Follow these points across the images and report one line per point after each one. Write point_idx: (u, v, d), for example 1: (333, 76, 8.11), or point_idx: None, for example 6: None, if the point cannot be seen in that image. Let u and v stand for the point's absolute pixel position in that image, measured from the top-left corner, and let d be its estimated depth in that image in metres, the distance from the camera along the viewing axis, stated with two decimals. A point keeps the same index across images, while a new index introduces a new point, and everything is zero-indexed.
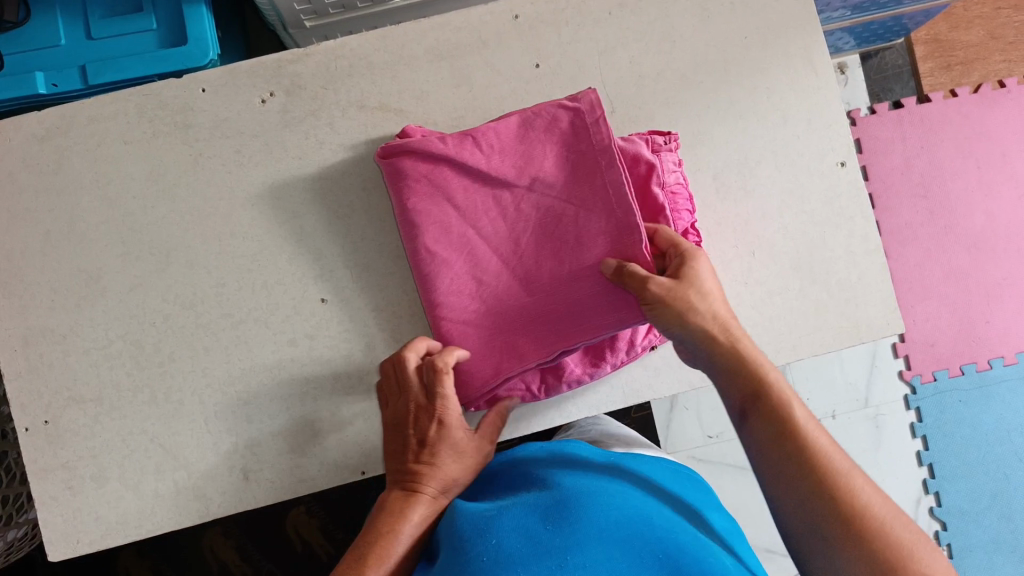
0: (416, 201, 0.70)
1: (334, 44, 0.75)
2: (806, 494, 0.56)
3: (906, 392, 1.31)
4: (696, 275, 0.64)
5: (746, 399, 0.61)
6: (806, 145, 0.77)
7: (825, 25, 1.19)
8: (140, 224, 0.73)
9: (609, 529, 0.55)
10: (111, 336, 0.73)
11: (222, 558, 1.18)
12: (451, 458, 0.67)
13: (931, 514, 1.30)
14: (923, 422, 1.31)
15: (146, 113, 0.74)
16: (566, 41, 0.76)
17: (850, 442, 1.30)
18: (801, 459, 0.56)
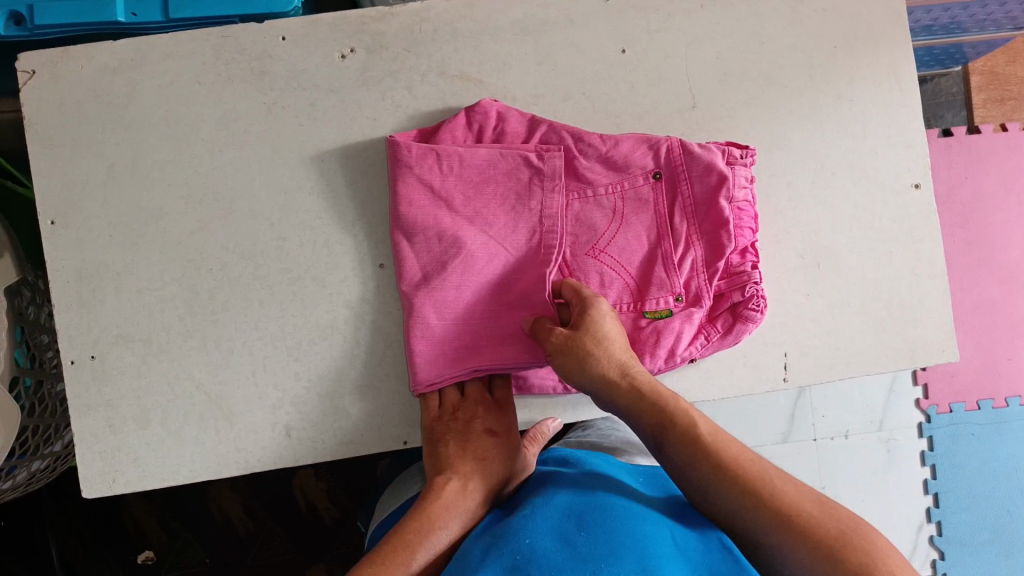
0: (431, 178, 0.71)
1: (419, 7, 0.73)
2: (708, 483, 0.56)
3: (920, 419, 1.30)
4: (595, 319, 0.66)
5: (659, 426, 0.60)
6: (884, 161, 0.76)
7: None
8: (205, 168, 0.72)
9: (651, 539, 0.54)
10: (166, 278, 0.72)
11: (226, 511, 1.17)
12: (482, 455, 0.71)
13: (930, 542, 1.30)
14: (934, 451, 1.30)
15: (223, 56, 0.72)
16: (655, 29, 0.75)
17: (857, 464, 1.28)
18: (693, 454, 0.57)
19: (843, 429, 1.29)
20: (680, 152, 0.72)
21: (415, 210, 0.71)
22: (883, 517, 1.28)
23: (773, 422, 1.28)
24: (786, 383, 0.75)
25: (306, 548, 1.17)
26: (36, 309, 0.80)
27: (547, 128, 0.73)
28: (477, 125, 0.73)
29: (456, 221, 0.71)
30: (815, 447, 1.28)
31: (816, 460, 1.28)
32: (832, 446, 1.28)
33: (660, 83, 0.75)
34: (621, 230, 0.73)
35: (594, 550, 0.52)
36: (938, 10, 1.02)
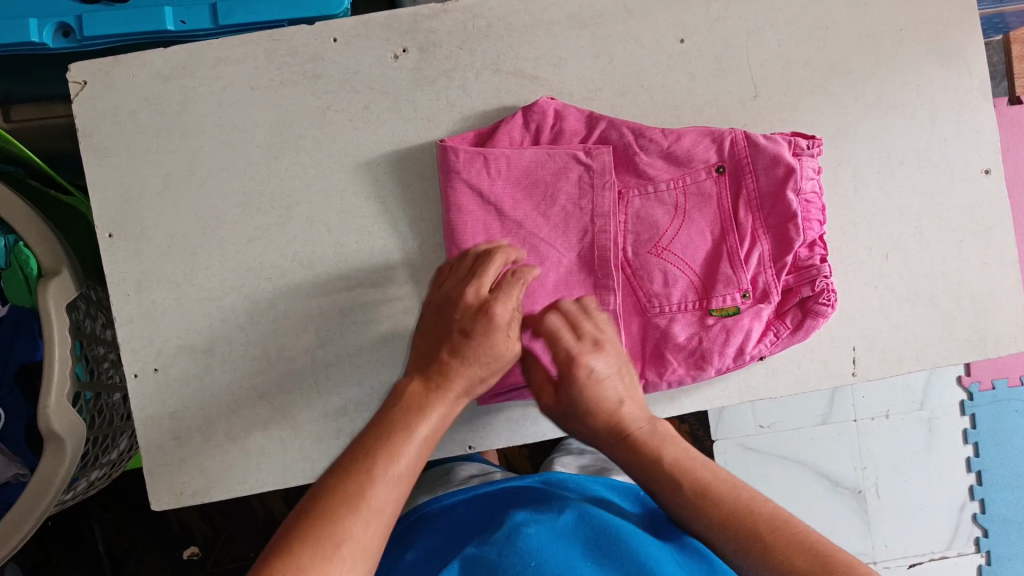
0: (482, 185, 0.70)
1: (473, 2, 0.71)
2: (714, 532, 0.54)
3: (963, 397, 1.27)
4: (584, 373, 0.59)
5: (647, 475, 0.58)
6: (952, 148, 0.74)
7: None
8: (261, 176, 0.71)
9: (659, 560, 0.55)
10: (226, 288, 0.71)
11: (270, 508, 1.17)
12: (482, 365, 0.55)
13: (974, 521, 1.28)
14: (977, 429, 1.27)
15: (275, 59, 0.71)
16: (714, 18, 0.72)
17: (899, 444, 1.27)
18: (685, 500, 0.56)
19: (885, 409, 1.27)
20: (745, 144, 0.70)
21: (466, 214, 0.70)
22: (926, 497, 1.28)
23: (813, 404, 1.26)
24: (855, 377, 0.74)
25: None
26: (91, 320, 0.80)
27: (604, 126, 0.71)
28: (529, 124, 0.71)
29: (504, 226, 0.71)
30: (855, 429, 1.27)
31: (858, 440, 1.27)
32: (872, 426, 1.27)
33: (721, 74, 0.73)
34: (685, 226, 0.71)
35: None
36: None
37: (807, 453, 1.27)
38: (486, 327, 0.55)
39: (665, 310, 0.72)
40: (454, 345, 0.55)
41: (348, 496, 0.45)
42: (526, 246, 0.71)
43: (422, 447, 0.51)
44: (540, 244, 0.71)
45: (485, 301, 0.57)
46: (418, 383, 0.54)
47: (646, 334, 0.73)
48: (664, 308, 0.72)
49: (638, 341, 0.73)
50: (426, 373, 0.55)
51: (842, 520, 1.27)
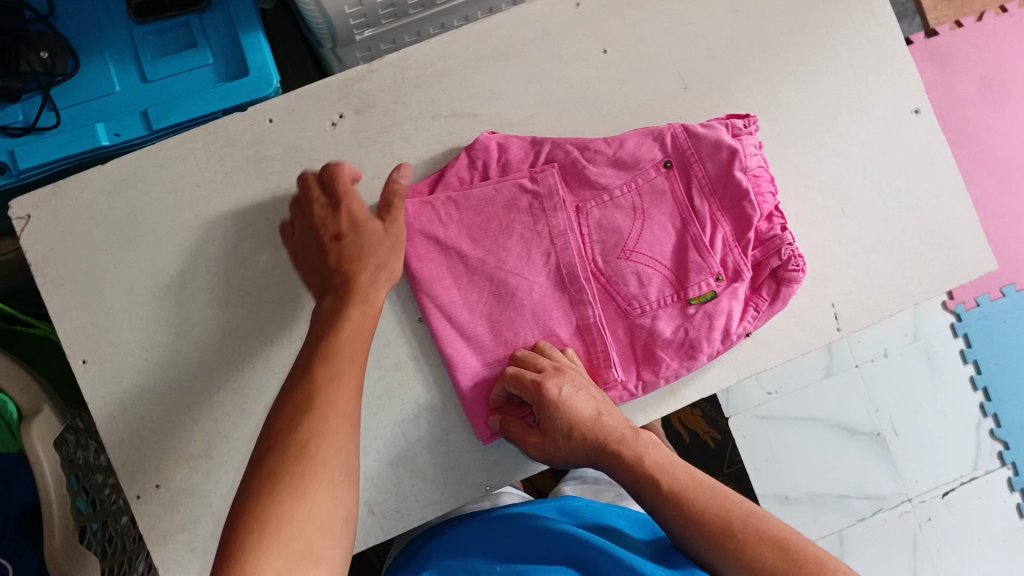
0: (442, 234, 0.71)
1: (397, 55, 0.72)
2: (691, 537, 0.60)
3: (952, 320, 1.31)
4: (557, 407, 0.67)
5: (632, 484, 0.65)
6: (881, 98, 0.77)
7: None
8: (225, 269, 0.71)
9: None
10: (212, 388, 0.70)
11: None
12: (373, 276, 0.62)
13: (992, 436, 1.30)
14: (972, 347, 1.31)
15: (215, 151, 0.71)
16: (630, 23, 0.75)
17: (903, 380, 1.29)
18: (676, 515, 0.61)
19: (883, 350, 1.29)
20: (686, 135, 0.72)
21: (431, 262, 0.71)
22: (940, 429, 1.30)
23: (814, 360, 1.28)
24: (841, 331, 0.75)
25: None
26: (83, 451, 0.78)
27: (546, 146, 0.73)
28: (474, 164, 0.72)
29: (469, 265, 0.72)
30: (859, 375, 1.29)
31: (865, 388, 1.29)
32: (874, 369, 1.29)
33: (648, 74, 0.75)
34: (646, 225, 0.73)
35: None
36: None
37: (820, 410, 1.28)
38: (352, 225, 0.63)
39: (645, 309, 0.73)
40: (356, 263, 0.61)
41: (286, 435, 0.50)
42: (495, 280, 0.72)
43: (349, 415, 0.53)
44: (510, 274, 0.72)
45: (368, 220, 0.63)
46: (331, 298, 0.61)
47: (633, 337, 0.73)
48: (644, 308, 0.72)
49: (627, 345, 0.73)
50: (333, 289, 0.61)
51: (868, 466, 1.28)
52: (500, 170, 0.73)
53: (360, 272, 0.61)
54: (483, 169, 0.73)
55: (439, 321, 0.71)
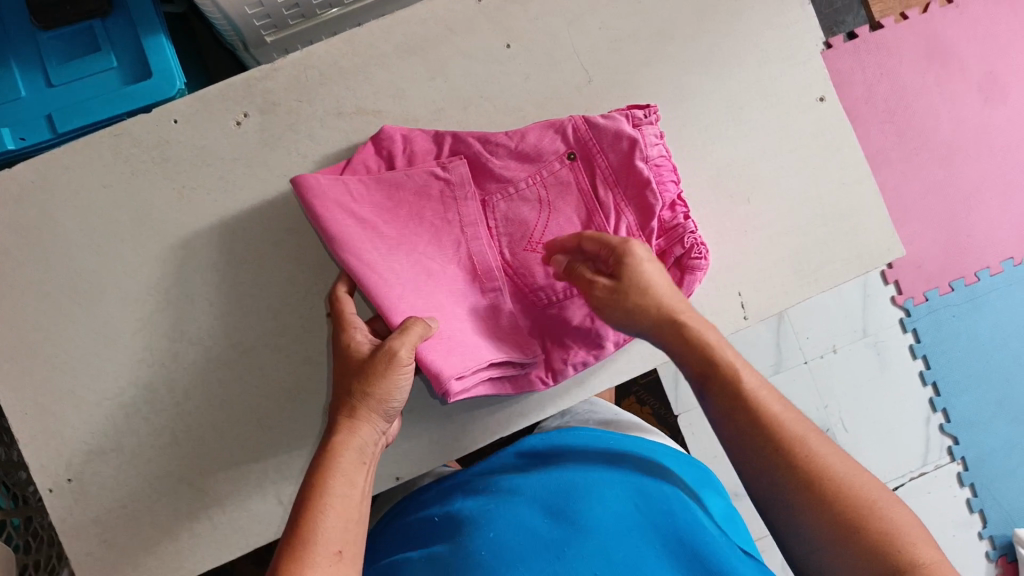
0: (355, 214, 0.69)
1: (300, 54, 0.73)
2: (741, 441, 0.57)
3: (901, 316, 1.36)
4: (636, 268, 0.62)
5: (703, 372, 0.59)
6: (785, 85, 0.76)
7: None
8: (134, 267, 0.72)
9: (603, 520, 0.60)
10: (123, 384, 0.71)
11: None
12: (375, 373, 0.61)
13: (941, 431, 1.36)
14: (921, 343, 1.36)
15: (120, 153, 0.72)
16: (533, 17, 0.75)
17: (853, 373, 1.35)
18: (732, 410, 0.57)
19: (832, 345, 1.35)
20: (586, 127, 0.72)
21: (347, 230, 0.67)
22: (888, 415, 1.35)
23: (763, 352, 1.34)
24: (747, 321, 0.76)
25: None
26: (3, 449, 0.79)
27: (449, 138, 0.73)
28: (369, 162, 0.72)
29: (387, 242, 0.69)
30: (807, 369, 1.35)
31: (812, 381, 1.35)
32: (824, 363, 1.35)
33: (553, 66, 0.75)
34: (551, 217, 0.74)
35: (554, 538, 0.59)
36: None
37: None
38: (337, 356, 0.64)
39: (552, 300, 0.74)
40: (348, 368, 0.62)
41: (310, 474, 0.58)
42: (414, 256, 0.70)
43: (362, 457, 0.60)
44: (424, 259, 0.71)
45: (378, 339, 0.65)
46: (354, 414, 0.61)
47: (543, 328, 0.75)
48: (551, 298, 0.74)
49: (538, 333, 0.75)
50: (347, 409, 0.61)
51: None
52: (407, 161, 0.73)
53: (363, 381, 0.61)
54: (389, 161, 0.73)
55: (373, 275, 0.65)
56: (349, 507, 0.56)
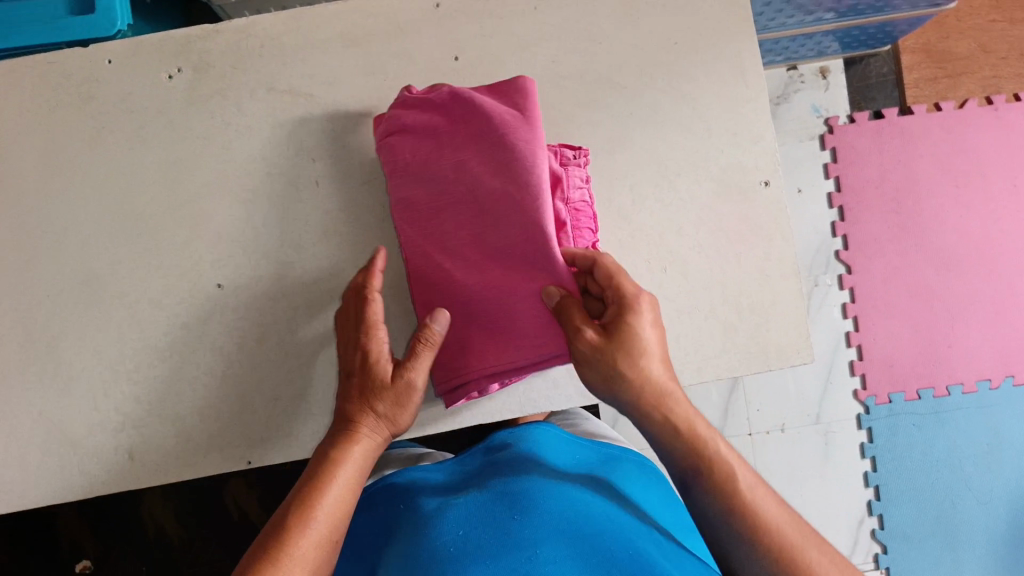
0: (456, 133, 0.66)
1: (245, 22, 0.72)
2: (721, 528, 0.58)
3: (859, 411, 1.31)
4: (634, 331, 0.61)
5: (692, 468, 0.60)
6: (730, 161, 0.74)
7: (819, 26, 1.19)
8: (39, 196, 0.73)
9: (567, 515, 0.57)
10: (4, 307, 0.72)
11: (163, 523, 1.19)
12: (389, 404, 0.62)
13: (872, 536, 1.30)
14: (874, 443, 1.31)
15: (49, 82, 0.73)
16: (487, 35, 0.73)
17: (799, 455, 1.31)
18: (725, 490, 0.58)
19: (781, 422, 1.31)
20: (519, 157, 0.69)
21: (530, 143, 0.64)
22: (822, 508, 1.30)
23: (710, 414, 1.30)
24: None
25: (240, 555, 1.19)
26: None
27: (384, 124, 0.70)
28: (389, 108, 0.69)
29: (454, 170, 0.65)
30: (750, 442, 1.30)
31: (755, 454, 1.30)
32: (769, 440, 1.31)
33: (494, 89, 0.73)
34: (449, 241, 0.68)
35: (518, 529, 0.55)
36: None
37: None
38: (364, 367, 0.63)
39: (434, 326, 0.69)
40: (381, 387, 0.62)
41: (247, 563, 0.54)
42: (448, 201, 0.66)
43: (347, 488, 0.60)
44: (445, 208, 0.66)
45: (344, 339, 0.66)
46: (367, 414, 0.62)
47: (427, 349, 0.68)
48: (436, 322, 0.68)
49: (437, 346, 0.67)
50: (374, 419, 0.62)
51: None
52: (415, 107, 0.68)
53: (393, 407, 0.63)
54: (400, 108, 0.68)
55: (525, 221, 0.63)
56: (348, 499, 0.60)
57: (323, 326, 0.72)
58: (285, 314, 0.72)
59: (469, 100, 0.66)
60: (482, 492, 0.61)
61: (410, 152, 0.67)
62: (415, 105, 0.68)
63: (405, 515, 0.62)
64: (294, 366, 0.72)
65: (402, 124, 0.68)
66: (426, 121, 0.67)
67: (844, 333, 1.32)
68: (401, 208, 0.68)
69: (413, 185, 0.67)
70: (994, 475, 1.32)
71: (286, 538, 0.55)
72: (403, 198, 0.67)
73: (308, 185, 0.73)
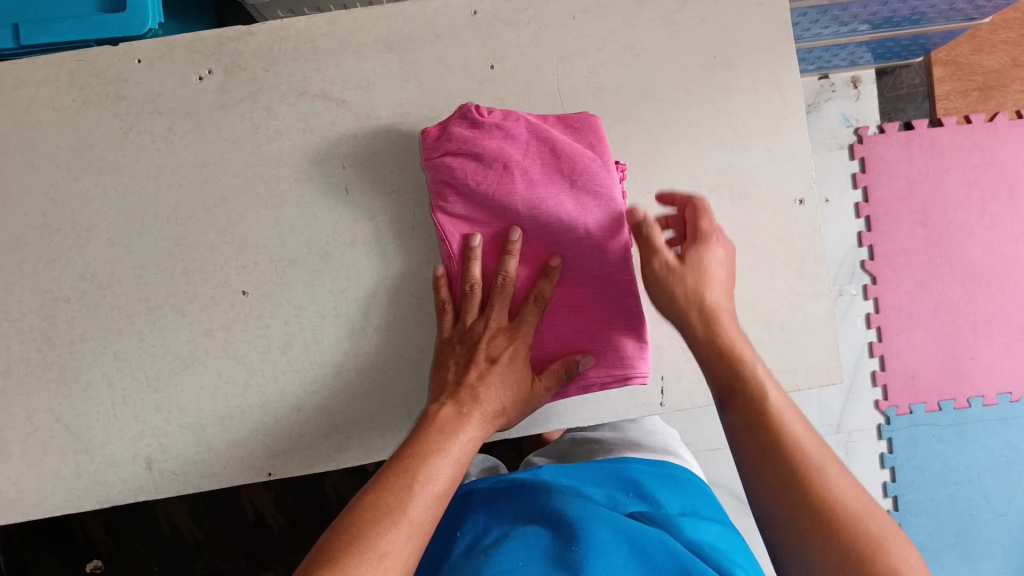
0: (529, 168, 0.65)
1: (278, 25, 0.71)
2: (750, 460, 0.54)
3: (880, 421, 1.30)
4: (703, 258, 0.62)
5: (734, 378, 0.57)
6: (768, 178, 0.72)
7: (852, 37, 1.16)
8: (62, 197, 0.71)
9: (627, 552, 0.55)
10: (24, 310, 0.71)
11: (177, 523, 1.19)
12: (512, 399, 0.65)
13: None
14: (893, 454, 1.29)
15: (76, 81, 0.71)
16: (524, 43, 0.71)
17: None
18: (757, 422, 0.54)
19: None
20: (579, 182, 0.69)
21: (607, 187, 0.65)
22: None
23: None
24: (662, 408, 0.71)
25: (253, 558, 1.19)
26: None
27: (438, 145, 0.65)
28: (449, 128, 0.65)
29: (526, 203, 0.64)
30: None
31: None
32: None
33: (528, 99, 0.72)
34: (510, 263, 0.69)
35: (576, 563, 0.53)
36: (893, 3, 1.03)
37: (726, 475, 1.14)
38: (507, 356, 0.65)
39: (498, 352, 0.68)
40: (505, 375, 0.64)
41: (358, 518, 0.53)
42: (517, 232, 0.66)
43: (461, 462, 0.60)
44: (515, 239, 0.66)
45: (486, 320, 0.66)
46: (494, 403, 0.64)
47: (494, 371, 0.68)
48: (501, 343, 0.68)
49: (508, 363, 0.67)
50: (492, 410, 0.64)
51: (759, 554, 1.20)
52: (483, 135, 0.64)
53: (515, 403, 0.65)
54: (460, 137, 0.64)
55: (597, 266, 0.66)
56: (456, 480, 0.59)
57: (349, 336, 0.71)
58: (310, 323, 0.71)
59: (549, 140, 0.65)
60: (541, 528, 0.59)
61: (475, 180, 0.65)
62: (482, 129, 0.64)
63: (462, 552, 0.60)
64: (317, 377, 0.71)
65: (467, 149, 0.64)
66: (497, 152, 0.64)
67: (867, 343, 1.30)
68: (464, 227, 0.67)
69: (477, 209, 0.66)
70: (1015, 488, 1.30)
71: (406, 496, 0.55)
72: (467, 218, 0.67)
73: (336, 192, 0.71)
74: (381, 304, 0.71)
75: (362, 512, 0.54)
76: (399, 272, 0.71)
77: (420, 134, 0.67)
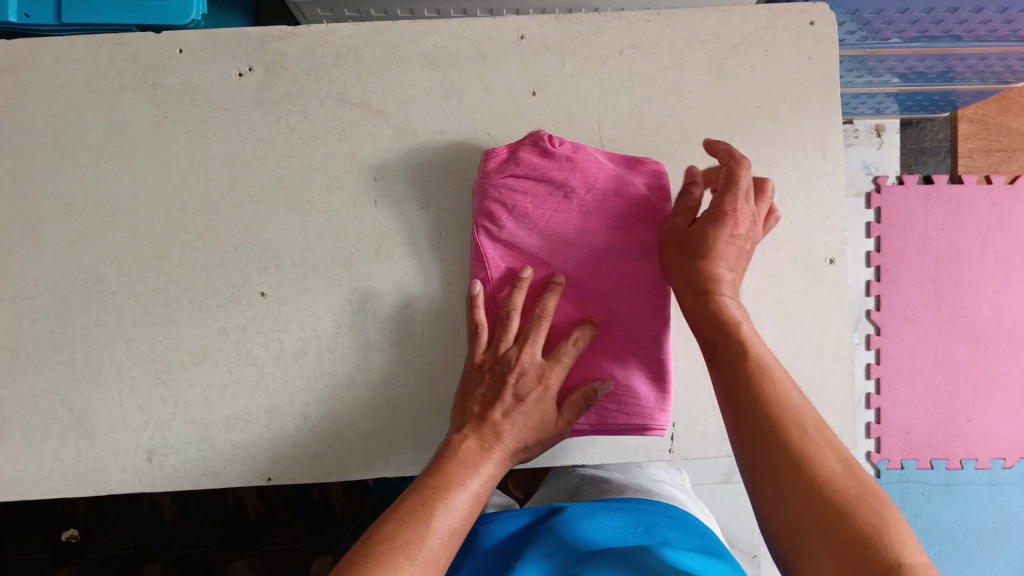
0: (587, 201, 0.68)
1: (324, 29, 0.70)
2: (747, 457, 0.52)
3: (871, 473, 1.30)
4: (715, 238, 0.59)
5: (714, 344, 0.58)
6: (800, 233, 0.72)
7: (884, 88, 1.16)
8: (90, 179, 0.71)
9: None
10: (40, 288, 0.70)
11: (157, 501, 1.18)
12: (534, 434, 0.64)
13: None
14: None
15: (115, 64, 0.71)
16: (569, 74, 0.71)
17: None
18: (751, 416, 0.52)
19: None
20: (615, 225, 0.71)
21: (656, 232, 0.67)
22: None
23: None
24: (670, 454, 0.71)
25: (229, 545, 1.18)
26: None
27: (503, 167, 0.68)
28: (518, 152, 0.68)
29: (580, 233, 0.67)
30: None
31: None
32: None
33: (568, 129, 0.71)
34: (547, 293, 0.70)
35: None
36: (927, 61, 1.03)
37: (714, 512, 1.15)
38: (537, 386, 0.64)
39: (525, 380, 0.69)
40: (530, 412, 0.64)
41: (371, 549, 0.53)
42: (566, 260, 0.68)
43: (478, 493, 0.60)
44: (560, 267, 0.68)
45: (520, 351, 0.64)
46: (515, 436, 0.63)
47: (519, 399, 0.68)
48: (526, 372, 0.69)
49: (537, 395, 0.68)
50: (512, 442, 0.63)
51: None
52: (550, 163, 0.67)
53: (536, 438, 0.64)
54: (528, 163, 0.67)
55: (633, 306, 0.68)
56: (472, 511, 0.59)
57: (365, 348, 0.71)
58: (326, 332, 0.71)
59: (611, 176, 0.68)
60: None
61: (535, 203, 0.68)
62: (551, 158, 0.67)
63: None
64: (329, 387, 0.71)
65: (535, 174, 0.67)
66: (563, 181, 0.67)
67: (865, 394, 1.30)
68: (511, 249, 0.69)
69: (528, 233, 0.68)
70: (995, 551, 1.31)
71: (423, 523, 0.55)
72: (513, 241, 0.68)
73: (366, 204, 0.71)
74: (401, 321, 0.71)
75: (378, 544, 0.54)
76: (422, 291, 0.71)
77: (484, 154, 0.69)
